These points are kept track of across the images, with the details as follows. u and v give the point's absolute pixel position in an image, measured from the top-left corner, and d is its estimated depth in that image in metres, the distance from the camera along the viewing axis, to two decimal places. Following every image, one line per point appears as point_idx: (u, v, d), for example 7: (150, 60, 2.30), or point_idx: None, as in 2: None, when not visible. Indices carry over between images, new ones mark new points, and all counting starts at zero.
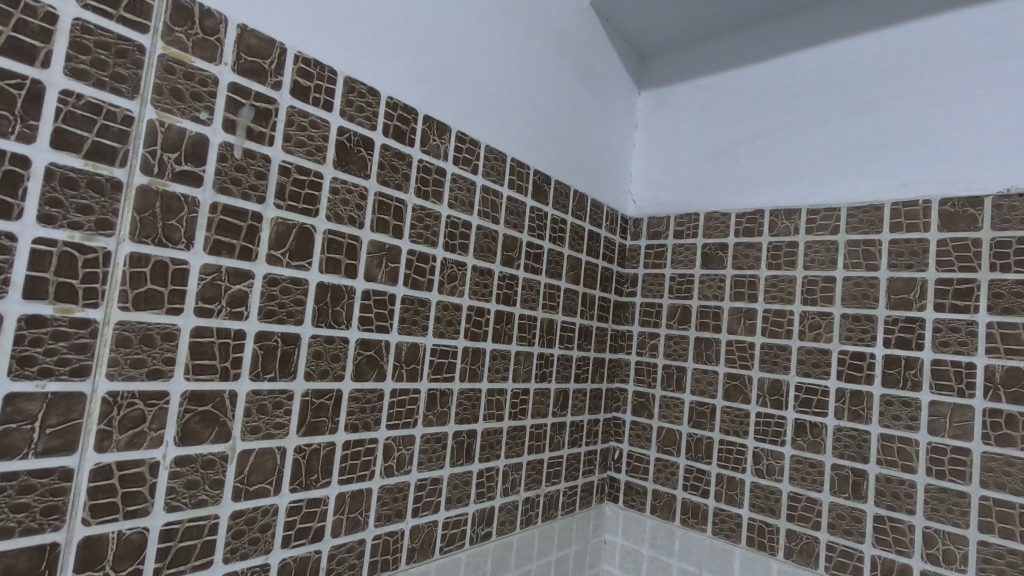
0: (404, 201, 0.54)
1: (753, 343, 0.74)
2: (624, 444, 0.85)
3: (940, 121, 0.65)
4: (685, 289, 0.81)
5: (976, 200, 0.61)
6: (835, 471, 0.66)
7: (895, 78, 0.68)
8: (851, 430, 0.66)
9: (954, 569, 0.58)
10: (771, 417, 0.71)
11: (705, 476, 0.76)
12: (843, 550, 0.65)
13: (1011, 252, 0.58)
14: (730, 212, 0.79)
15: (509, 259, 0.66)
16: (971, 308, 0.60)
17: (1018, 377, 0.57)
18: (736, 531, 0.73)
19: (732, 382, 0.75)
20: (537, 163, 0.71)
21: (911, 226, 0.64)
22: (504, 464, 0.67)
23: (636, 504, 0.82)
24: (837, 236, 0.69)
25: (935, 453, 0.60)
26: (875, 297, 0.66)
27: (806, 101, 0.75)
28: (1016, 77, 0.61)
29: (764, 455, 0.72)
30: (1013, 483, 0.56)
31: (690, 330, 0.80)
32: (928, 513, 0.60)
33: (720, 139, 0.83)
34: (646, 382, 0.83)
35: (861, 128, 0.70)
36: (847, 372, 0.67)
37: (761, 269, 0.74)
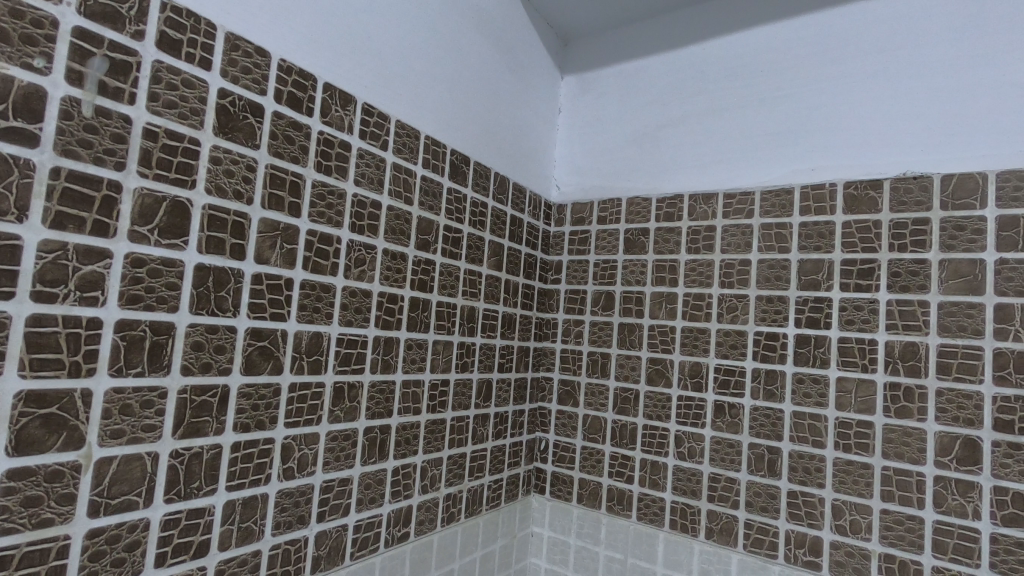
0: (302, 176, 0.49)
1: (674, 327, 0.74)
2: (550, 434, 0.83)
3: (844, 107, 0.67)
4: (609, 275, 0.81)
5: (876, 183, 0.64)
6: (752, 450, 0.67)
7: (803, 66, 0.70)
8: (766, 409, 0.67)
9: (859, 539, 0.61)
10: (692, 400, 0.72)
11: (630, 462, 0.76)
12: (760, 527, 0.66)
13: (907, 233, 0.61)
14: (651, 197, 0.79)
15: (424, 243, 0.62)
16: (873, 287, 0.62)
17: (914, 351, 0.59)
18: (659, 515, 0.73)
19: (655, 367, 0.75)
20: (454, 144, 0.68)
21: (819, 209, 0.66)
22: (423, 459, 0.63)
23: (563, 494, 0.81)
24: (751, 219, 0.71)
25: (842, 427, 0.62)
26: (786, 278, 0.67)
27: (721, 88, 0.76)
28: (911, 65, 0.64)
29: (685, 438, 0.72)
30: (911, 452, 0.59)
31: (614, 316, 0.80)
32: (836, 485, 0.62)
33: (641, 125, 0.83)
34: (572, 370, 0.82)
35: (772, 113, 0.72)
36: (762, 352, 0.68)
37: (681, 254, 0.75)
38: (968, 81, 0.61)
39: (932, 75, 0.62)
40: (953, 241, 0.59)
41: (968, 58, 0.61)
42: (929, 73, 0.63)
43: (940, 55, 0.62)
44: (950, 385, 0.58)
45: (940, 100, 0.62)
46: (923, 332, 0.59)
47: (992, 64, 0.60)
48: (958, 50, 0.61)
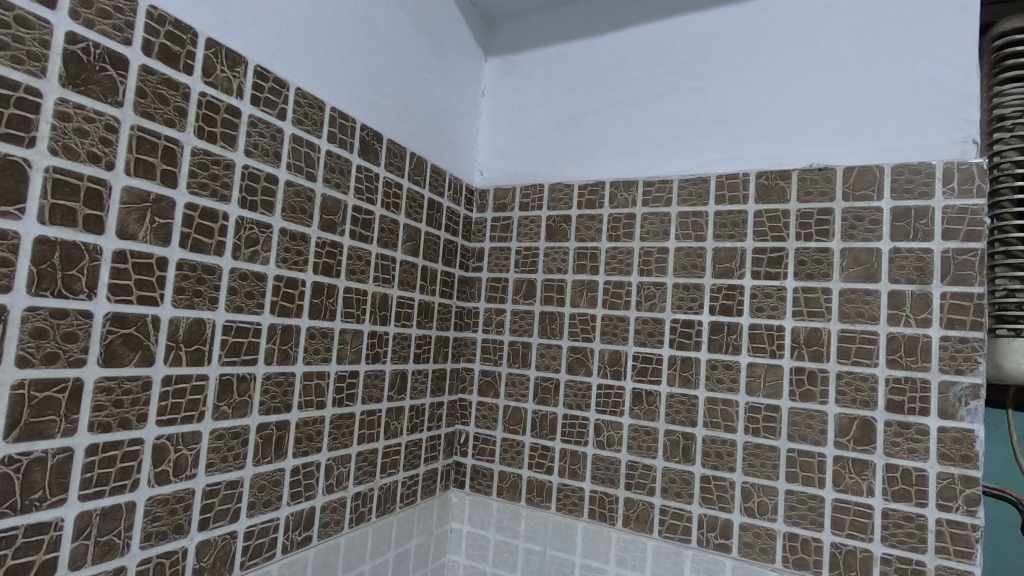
0: (179, 142, 0.43)
1: (594, 316, 0.74)
2: (470, 426, 0.81)
3: (758, 100, 0.68)
4: (530, 263, 0.79)
5: (785, 173, 0.65)
6: (667, 436, 0.68)
7: (722, 57, 0.71)
8: (681, 396, 0.68)
9: (766, 519, 0.62)
10: (611, 388, 0.72)
11: (549, 453, 0.75)
12: (674, 513, 0.67)
13: (813, 222, 0.63)
14: (573, 183, 0.78)
15: (330, 223, 0.58)
16: (781, 275, 0.64)
17: (818, 336, 0.62)
18: (578, 505, 0.72)
19: (575, 355, 0.74)
20: (365, 120, 0.63)
21: (732, 198, 0.67)
22: (327, 457, 0.59)
23: (482, 488, 0.79)
24: (669, 207, 0.71)
25: (752, 411, 0.64)
26: (702, 266, 0.68)
27: (642, 76, 0.76)
28: (821, 61, 0.66)
29: (605, 426, 0.72)
30: (813, 434, 0.61)
31: (535, 305, 0.78)
32: (745, 469, 0.64)
33: (563, 111, 0.81)
34: (492, 360, 0.80)
35: (692, 103, 0.72)
36: (678, 340, 0.68)
37: (601, 241, 0.74)
38: (870, 78, 0.63)
39: (839, 72, 0.65)
40: (854, 230, 0.61)
41: (869, 56, 0.63)
42: (837, 70, 0.65)
43: (847, 53, 0.64)
44: (849, 368, 0.60)
45: (845, 96, 0.64)
46: (825, 318, 0.61)
47: (892, 63, 0.62)
48: (863, 49, 0.64)
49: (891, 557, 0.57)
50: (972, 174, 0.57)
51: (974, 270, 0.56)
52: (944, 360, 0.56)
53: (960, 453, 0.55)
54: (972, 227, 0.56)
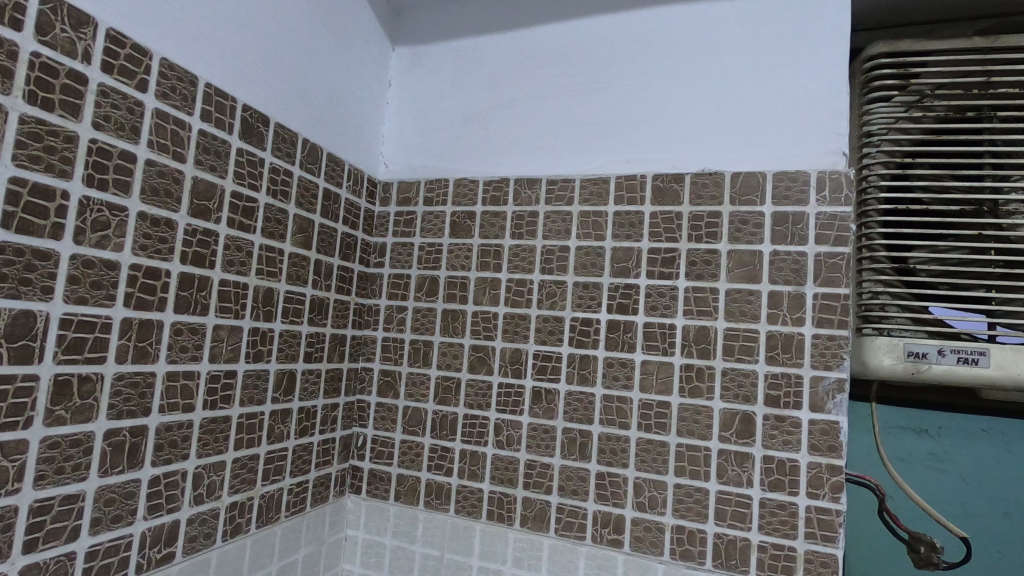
0: (2, 107, 0.38)
1: (496, 314, 0.73)
2: (367, 429, 0.77)
3: (656, 104, 0.70)
4: (434, 259, 0.77)
5: (679, 176, 0.67)
6: (565, 434, 0.68)
7: (623, 61, 0.72)
8: (578, 393, 0.68)
9: (656, 513, 0.64)
10: (511, 387, 0.71)
11: (449, 454, 0.73)
12: (570, 510, 0.67)
13: (702, 225, 0.65)
14: (478, 179, 0.76)
15: (202, 209, 0.53)
16: (674, 275, 0.66)
17: (706, 335, 0.64)
18: (477, 506, 0.71)
19: (477, 354, 0.73)
20: (249, 100, 0.58)
21: (631, 199, 0.68)
22: (196, 465, 0.54)
23: (379, 492, 0.76)
24: (571, 206, 0.71)
25: (645, 408, 0.65)
26: (600, 265, 0.69)
27: (548, 74, 0.75)
28: (713, 71, 0.68)
29: (504, 426, 0.71)
30: (699, 429, 0.63)
31: (437, 302, 0.76)
32: (638, 464, 0.65)
33: (470, 106, 0.79)
34: (392, 359, 0.77)
35: (594, 104, 0.73)
36: (577, 338, 0.69)
37: (505, 239, 0.74)
38: (757, 90, 0.66)
39: (729, 82, 0.67)
40: (739, 233, 0.64)
41: (757, 69, 0.66)
42: (727, 80, 0.67)
43: (737, 64, 0.67)
44: (732, 365, 0.63)
45: (734, 105, 0.67)
46: (712, 317, 0.64)
47: (776, 77, 0.66)
48: (751, 61, 0.67)
49: (767, 544, 0.60)
50: (841, 183, 0.61)
51: (842, 273, 0.60)
52: (815, 356, 0.60)
53: (827, 444, 0.59)
54: (840, 233, 0.61)
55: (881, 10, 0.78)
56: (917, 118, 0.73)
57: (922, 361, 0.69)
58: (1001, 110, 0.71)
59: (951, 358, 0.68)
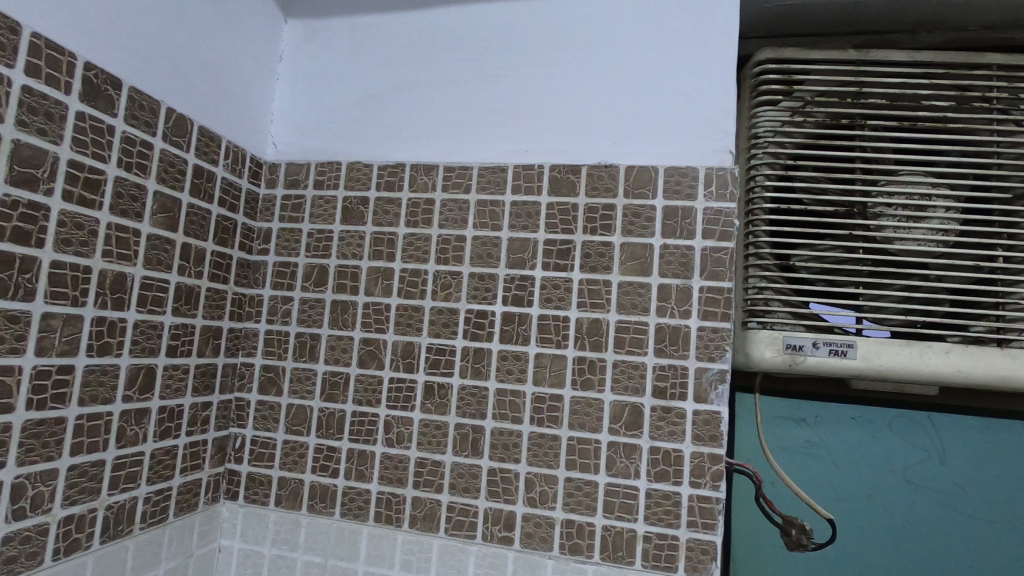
0: None
1: (389, 305, 0.69)
2: (247, 429, 0.71)
3: (555, 93, 0.68)
4: (324, 247, 0.72)
5: (575, 168, 0.66)
6: (457, 430, 0.66)
7: (524, 48, 0.70)
8: (472, 388, 0.66)
9: (546, 508, 0.63)
10: (403, 382, 0.68)
11: (335, 454, 0.69)
12: (461, 509, 0.65)
13: (597, 217, 0.65)
14: (372, 163, 0.72)
15: (27, 178, 0.46)
16: (568, 266, 0.65)
17: (598, 327, 0.64)
18: (364, 508, 0.67)
19: (367, 348, 0.69)
20: (94, 58, 0.51)
21: (528, 188, 0.67)
22: (17, 474, 0.46)
23: (258, 498, 0.70)
24: (468, 194, 0.69)
25: (537, 401, 0.64)
26: (496, 256, 0.67)
27: (448, 57, 0.72)
28: (612, 63, 0.67)
29: (394, 423, 0.67)
30: (590, 422, 0.63)
31: (326, 293, 0.71)
32: (530, 459, 0.64)
33: (366, 86, 0.75)
34: (276, 354, 0.72)
35: (493, 90, 0.70)
36: (472, 330, 0.67)
37: (400, 226, 0.70)
38: (653, 85, 0.66)
39: (627, 75, 0.67)
40: (631, 226, 0.64)
41: (653, 64, 0.66)
42: (626, 74, 0.67)
43: (635, 58, 0.67)
44: (623, 357, 0.63)
45: (630, 98, 0.66)
46: (605, 309, 0.64)
47: (671, 73, 0.66)
48: (647, 55, 0.67)
49: (652, 535, 0.60)
50: (727, 180, 0.63)
51: (725, 267, 0.62)
52: (700, 348, 0.61)
53: (709, 434, 0.60)
54: (724, 228, 0.62)
55: (773, 19, 0.81)
56: (799, 123, 0.77)
57: (798, 353, 0.73)
58: (870, 119, 0.76)
59: (823, 350, 0.73)
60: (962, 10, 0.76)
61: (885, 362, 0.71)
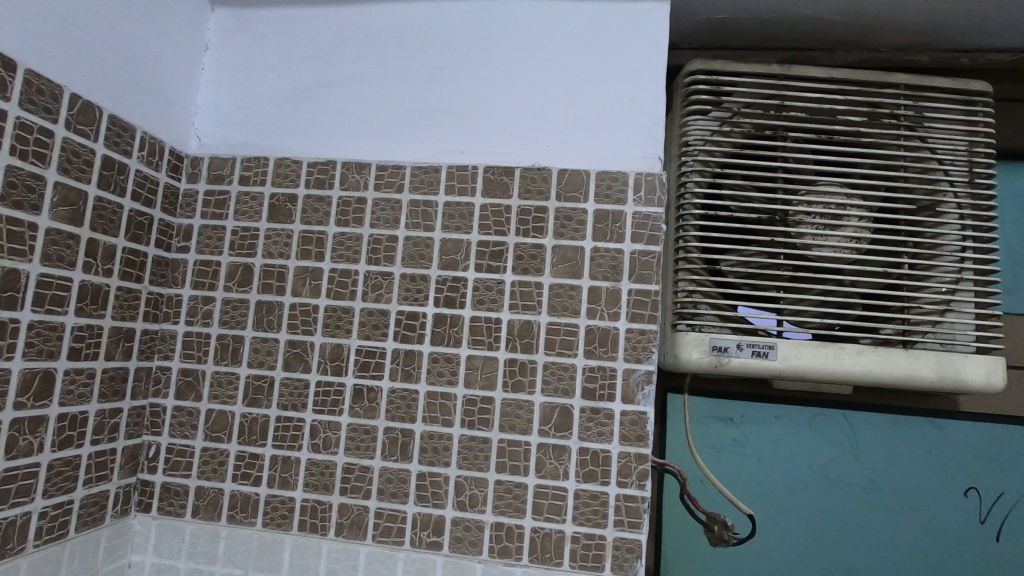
0: None
1: (317, 306, 0.67)
2: (162, 437, 0.67)
3: (490, 95, 0.68)
4: (249, 245, 0.69)
5: (509, 170, 0.66)
6: (386, 435, 0.64)
7: (459, 48, 0.69)
8: (402, 391, 0.65)
9: (476, 512, 0.62)
10: (331, 385, 0.66)
11: (258, 461, 0.66)
12: (389, 514, 0.63)
13: (530, 219, 0.65)
14: (301, 159, 0.70)
15: None
16: (501, 268, 0.65)
17: (530, 329, 0.64)
18: (287, 517, 0.64)
19: (293, 351, 0.67)
20: None
21: (461, 189, 0.67)
22: None
23: (174, 509, 0.66)
24: (401, 194, 0.68)
25: (468, 404, 0.64)
26: (429, 257, 0.66)
27: (382, 54, 0.71)
28: (546, 67, 0.68)
29: (321, 428, 0.65)
30: (520, 424, 0.63)
31: (250, 293, 0.69)
32: (460, 462, 0.63)
33: (296, 80, 0.72)
34: (195, 357, 0.68)
35: (427, 89, 0.69)
36: (402, 332, 0.66)
37: (329, 225, 0.68)
38: (585, 91, 0.67)
39: (561, 79, 0.67)
40: (563, 229, 0.65)
41: (586, 70, 0.67)
42: (559, 78, 0.67)
43: (569, 63, 0.68)
44: (553, 359, 0.63)
45: (564, 102, 0.67)
46: (536, 311, 0.64)
47: (604, 79, 0.67)
48: (580, 61, 0.67)
49: (579, 535, 0.61)
50: (655, 186, 0.64)
51: (653, 271, 0.63)
52: (628, 350, 0.62)
53: (636, 433, 0.61)
54: (652, 232, 0.64)
55: (706, 32, 0.84)
56: (728, 133, 0.80)
57: (724, 355, 0.75)
58: (792, 132, 0.79)
59: (747, 352, 0.75)
60: (874, 31, 0.81)
61: (803, 362, 0.75)
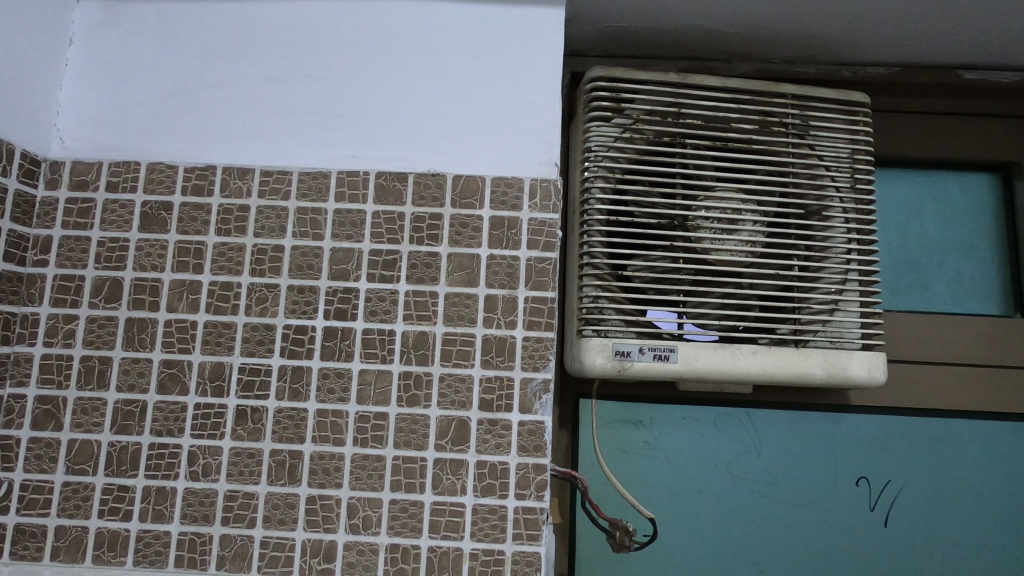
0: None
1: (195, 323, 0.62)
2: (15, 473, 0.60)
3: (383, 98, 0.66)
4: (118, 257, 0.64)
5: (402, 176, 0.64)
6: (272, 457, 0.60)
7: (349, 50, 0.67)
8: (289, 410, 0.61)
9: (370, 534, 0.59)
10: (211, 407, 0.61)
11: (127, 494, 0.60)
12: (276, 543, 0.59)
13: (424, 226, 0.63)
14: (177, 164, 0.65)
15: None
16: (394, 278, 0.62)
17: (425, 340, 0.62)
18: (162, 554, 0.59)
19: (169, 371, 0.62)
20: None
21: (352, 196, 0.64)
22: None
23: (29, 553, 0.59)
24: (287, 201, 0.64)
25: (361, 421, 0.61)
26: (318, 267, 0.63)
27: (267, 53, 0.67)
28: (441, 71, 0.66)
29: (200, 454, 0.60)
30: (416, 439, 0.60)
31: (120, 310, 0.63)
32: (353, 483, 0.60)
33: (172, 79, 0.67)
34: (54, 382, 0.62)
35: (316, 91, 0.66)
36: (290, 348, 0.62)
37: (208, 235, 0.64)
38: (480, 96, 0.66)
39: (456, 84, 0.66)
40: (458, 236, 0.63)
41: (481, 75, 0.66)
42: (454, 82, 0.66)
43: (463, 67, 0.66)
44: (449, 371, 0.61)
45: (459, 106, 0.66)
46: (431, 322, 0.62)
47: (498, 84, 0.66)
48: (475, 67, 0.66)
49: (477, 552, 0.59)
50: (550, 192, 0.64)
51: (549, 278, 0.63)
52: (525, 359, 0.61)
53: (534, 444, 0.60)
54: (548, 239, 0.63)
55: (607, 39, 0.85)
56: (630, 139, 0.80)
57: (626, 359, 0.76)
58: (690, 139, 0.81)
59: (648, 355, 0.76)
60: (764, 43, 0.84)
61: (703, 364, 0.76)
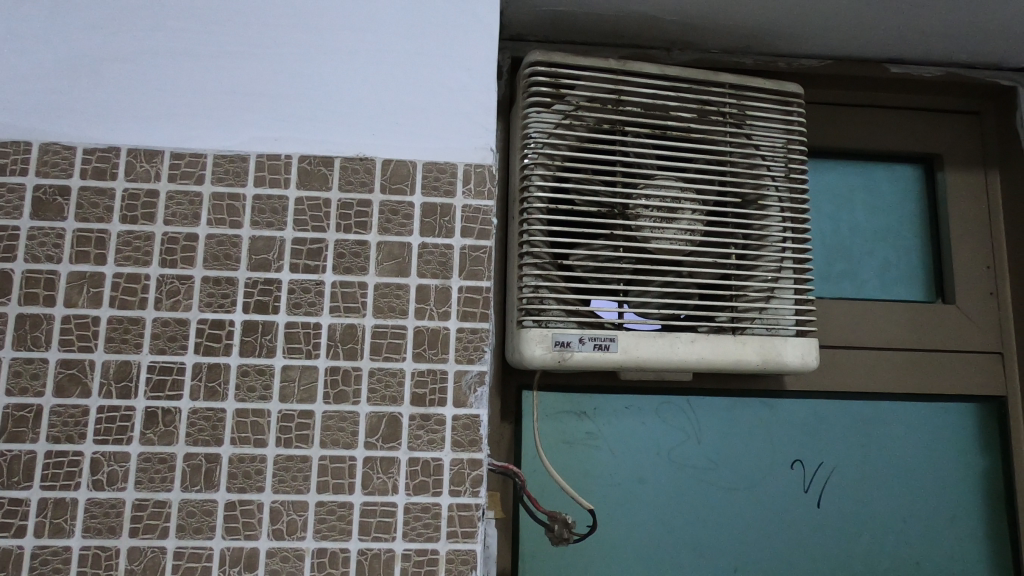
0: None
1: (97, 318, 0.57)
2: None
3: (306, 77, 0.62)
4: (6, 247, 0.57)
5: (328, 160, 0.60)
6: (187, 462, 0.56)
7: (269, 24, 0.62)
8: (205, 411, 0.57)
9: (295, 539, 0.56)
10: (117, 410, 0.56)
11: (21, 507, 0.55)
12: (191, 553, 0.55)
13: (352, 213, 0.60)
14: (74, 145, 0.59)
15: None
16: (319, 268, 0.59)
17: (353, 334, 0.58)
18: (60, 571, 0.54)
19: (68, 372, 0.56)
20: None
21: (273, 180, 0.60)
22: None
23: None
24: (201, 186, 0.59)
25: (285, 420, 0.57)
26: (236, 257, 0.59)
27: (177, 27, 0.62)
28: (368, 50, 0.63)
29: (105, 461, 0.56)
30: (344, 438, 0.57)
31: (9, 306, 0.57)
32: (276, 486, 0.56)
33: (69, 51, 0.61)
34: None
35: (233, 68, 0.61)
36: (205, 343, 0.57)
37: (112, 223, 0.58)
38: (411, 76, 0.63)
39: (385, 64, 0.63)
40: (388, 223, 0.60)
41: (412, 55, 0.63)
42: (383, 62, 0.63)
43: (393, 46, 0.63)
44: (379, 365, 0.58)
45: (388, 87, 0.62)
46: (360, 314, 0.59)
47: (430, 66, 0.63)
48: (405, 46, 0.63)
49: (410, 552, 0.56)
50: (485, 178, 0.62)
51: (484, 267, 0.60)
52: (459, 351, 0.59)
53: (469, 438, 0.58)
54: (482, 226, 0.61)
55: (547, 24, 0.83)
56: (571, 126, 0.79)
57: (566, 350, 0.75)
58: (630, 127, 0.80)
59: (589, 346, 0.75)
60: (703, 33, 0.85)
61: (643, 353, 0.76)
